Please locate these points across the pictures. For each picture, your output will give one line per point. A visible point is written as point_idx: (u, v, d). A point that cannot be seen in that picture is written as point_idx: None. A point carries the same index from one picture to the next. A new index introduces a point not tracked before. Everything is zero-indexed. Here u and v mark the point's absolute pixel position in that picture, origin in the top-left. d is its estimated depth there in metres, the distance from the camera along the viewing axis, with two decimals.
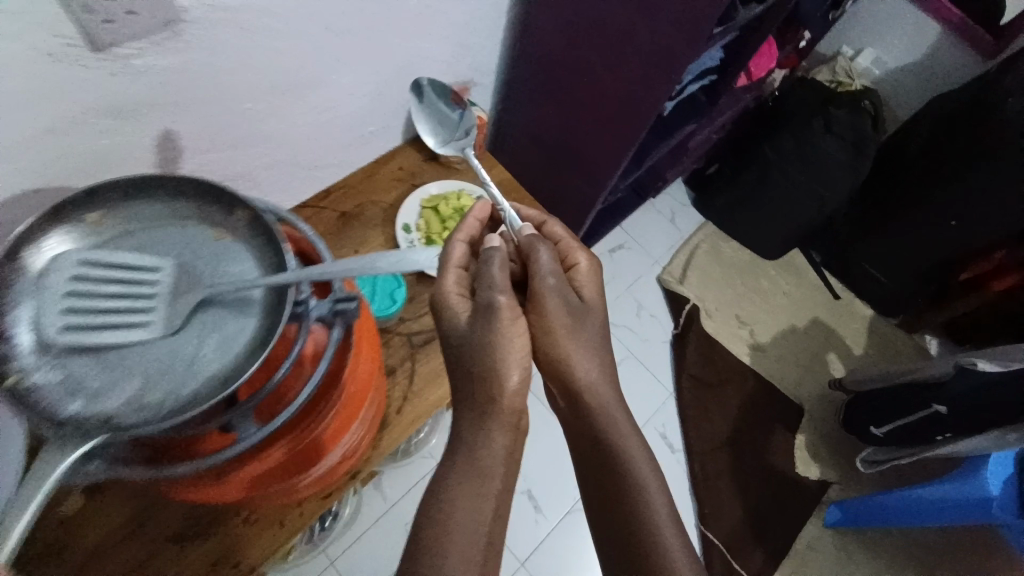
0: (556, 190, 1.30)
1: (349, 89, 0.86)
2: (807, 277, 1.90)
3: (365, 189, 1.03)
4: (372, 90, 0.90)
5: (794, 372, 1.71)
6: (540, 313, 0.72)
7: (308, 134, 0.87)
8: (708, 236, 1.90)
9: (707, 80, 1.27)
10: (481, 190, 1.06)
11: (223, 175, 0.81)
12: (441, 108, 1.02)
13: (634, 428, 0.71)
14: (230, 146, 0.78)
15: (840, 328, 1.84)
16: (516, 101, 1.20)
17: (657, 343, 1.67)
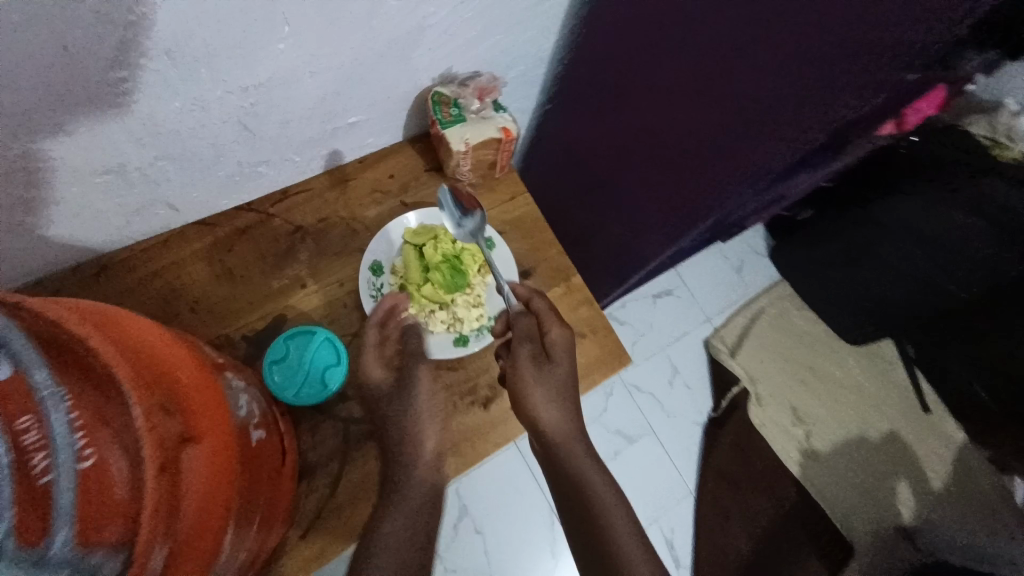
0: (599, 230, 0.98)
1: (302, 67, 0.57)
2: (893, 374, 1.49)
3: (335, 198, 0.75)
4: (344, 69, 0.60)
5: (846, 494, 1.38)
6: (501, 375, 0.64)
7: (241, 122, 0.59)
8: (779, 299, 1.52)
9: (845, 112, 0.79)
10: (494, 231, 0.76)
11: (99, 167, 0.55)
12: (454, 106, 0.72)
13: (617, 504, 0.62)
14: (104, 131, 0.52)
15: (921, 452, 1.44)
16: (569, 106, 0.88)
17: (686, 423, 1.37)
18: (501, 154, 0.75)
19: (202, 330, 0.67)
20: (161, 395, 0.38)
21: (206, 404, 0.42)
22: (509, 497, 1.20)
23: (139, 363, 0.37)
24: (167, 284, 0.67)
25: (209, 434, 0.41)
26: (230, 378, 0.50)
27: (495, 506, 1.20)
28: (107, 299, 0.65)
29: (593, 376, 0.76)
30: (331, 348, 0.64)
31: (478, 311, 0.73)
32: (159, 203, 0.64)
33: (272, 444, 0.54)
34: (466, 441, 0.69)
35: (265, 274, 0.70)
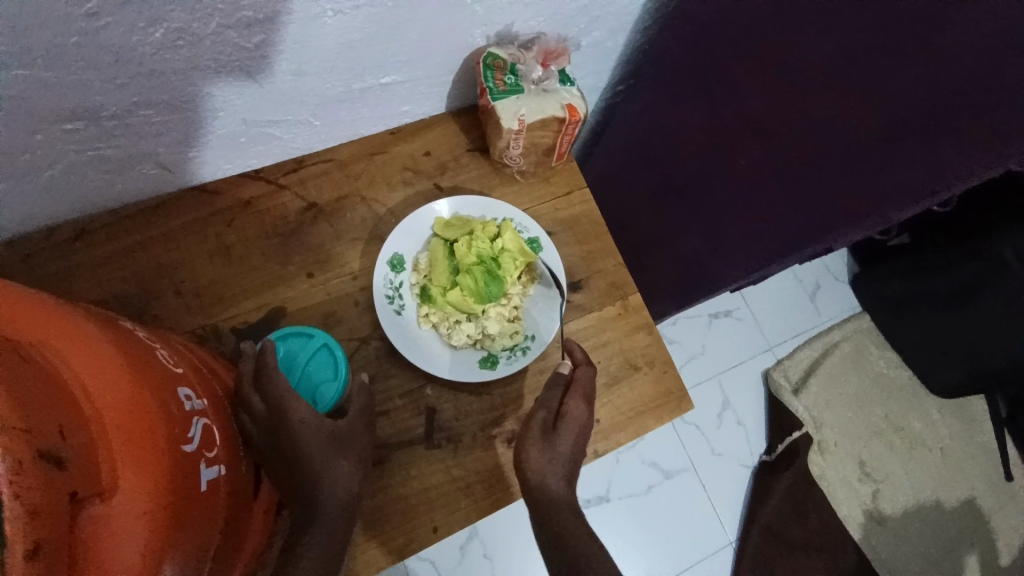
0: (664, 238, 0.83)
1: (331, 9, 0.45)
2: (981, 435, 1.30)
3: (358, 174, 0.63)
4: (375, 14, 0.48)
5: (914, 566, 1.21)
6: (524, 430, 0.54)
7: (245, 69, 0.47)
8: (856, 333, 1.32)
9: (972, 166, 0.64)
10: (540, 230, 0.62)
11: (65, 112, 0.44)
12: (510, 72, 0.58)
13: None
14: (64, 63, 0.40)
15: (1001, 526, 1.25)
16: (648, 88, 0.73)
17: (734, 463, 1.21)
18: (561, 139, 0.61)
19: (187, 317, 0.56)
20: (53, 435, 0.27)
21: (132, 439, 0.31)
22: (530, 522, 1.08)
23: (23, 388, 0.26)
24: (152, 258, 0.57)
25: (127, 485, 0.29)
26: (188, 391, 0.39)
27: (511, 532, 1.07)
28: (81, 270, 0.55)
29: (644, 421, 0.62)
30: (329, 360, 0.55)
31: (513, 326, 0.60)
32: (147, 160, 0.53)
33: (242, 474, 0.43)
34: (482, 483, 0.57)
35: (266, 257, 0.59)
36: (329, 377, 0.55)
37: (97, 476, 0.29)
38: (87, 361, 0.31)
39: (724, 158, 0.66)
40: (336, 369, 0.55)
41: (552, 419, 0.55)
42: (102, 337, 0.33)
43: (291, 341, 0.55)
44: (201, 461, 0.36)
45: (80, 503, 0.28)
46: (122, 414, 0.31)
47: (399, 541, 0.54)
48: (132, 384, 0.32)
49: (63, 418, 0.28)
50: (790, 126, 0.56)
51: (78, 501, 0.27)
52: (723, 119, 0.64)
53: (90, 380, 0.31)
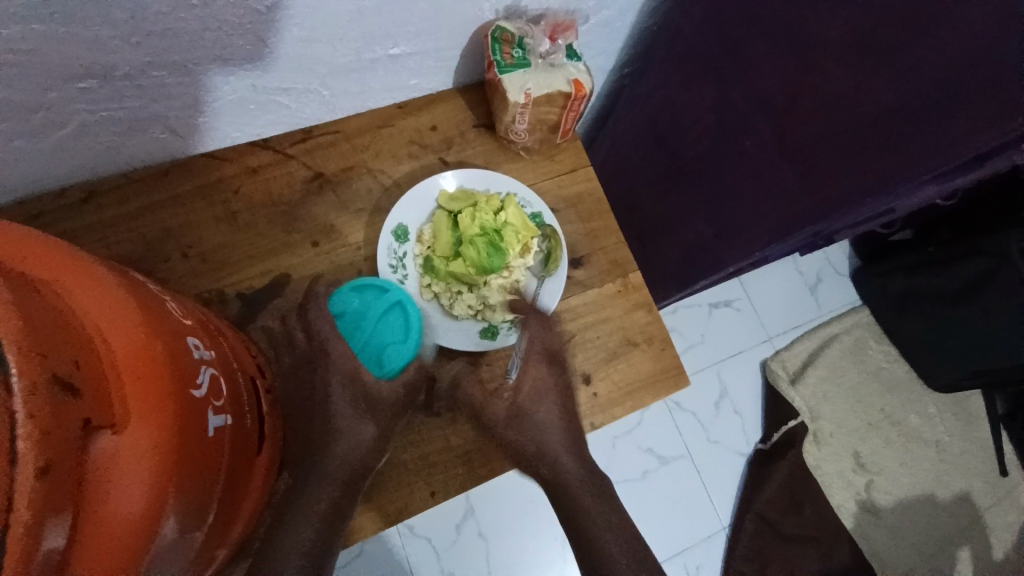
0: (667, 221, 0.83)
1: None
2: (977, 431, 1.31)
3: (364, 146, 0.64)
4: None
5: (906, 559, 1.22)
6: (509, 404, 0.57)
7: (257, 33, 0.48)
8: (855, 326, 1.33)
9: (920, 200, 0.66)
10: (544, 206, 0.63)
11: (78, 69, 0.45)
12: (518, 47, 0.58)
13: None
14: (80, 19, 0.41)
15: (995, 521, 1.26)
16: (656, 69, 0.73)
17: (729, 451, 1.22)
18: (566, 115, 0.61)
19: (193, 280, 0.57)
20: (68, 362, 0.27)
21: (142, 378, 0.32)
22: (528, 502, 1.09)
23: (40, 315, 0.27)
24: (161, 221, 0.58)
25: (137, 418, 0.31)
26: (198, 342, 0.40)
27: (507, 512, 1.09)
28: (91, 229, 0.56)
29: (641, 396, 0.63)
30: (401, 319, 0.57)
31: (514, 299, 0.61)
32: (158, 123, 0.54)
33: (247, 428, 0.44)
34: (480, 451, 0.58)
35: (273, 224, 0.60)
36: (397, 338, 0.58)
37: (109, 407, 0.30)
38: (101, 301, 0.32)
39: (730, 139, 0.66)
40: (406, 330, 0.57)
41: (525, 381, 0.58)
42: (114, 281, 0.34)
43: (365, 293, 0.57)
44: (210, 407, 0.38)
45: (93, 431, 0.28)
46: (134, 354, 0.32)
47: (397, 505, 0.55)
48: (143, 327, 0.33)
49: (77, 348, 0.28)
50: (797, 104, 0.56)
51: (91, 428, 0.28)
52: (733, 100, 0.64)
53: (103, 321, 0.32)
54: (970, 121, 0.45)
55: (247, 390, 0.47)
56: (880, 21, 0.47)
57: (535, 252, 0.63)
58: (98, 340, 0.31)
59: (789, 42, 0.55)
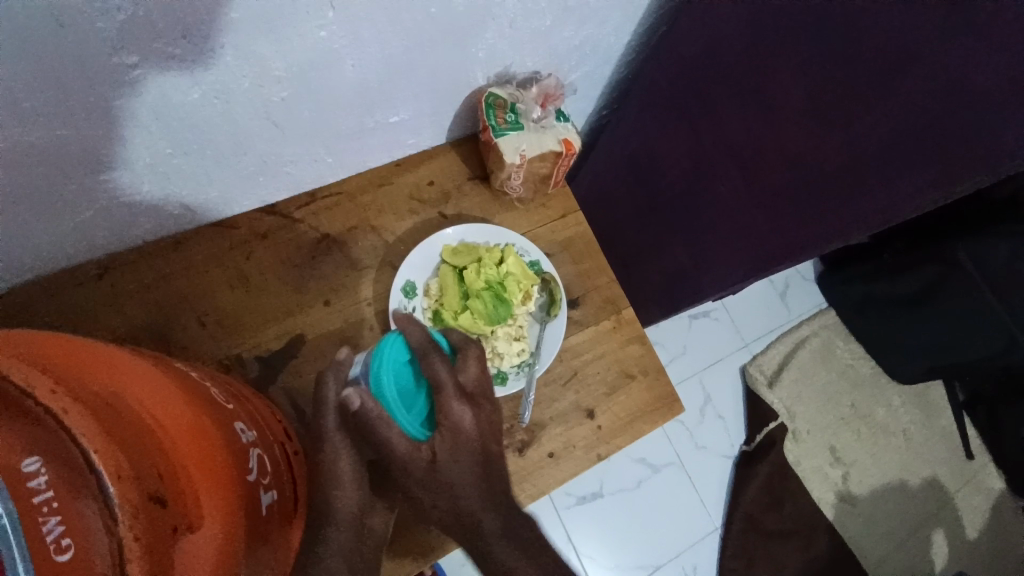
0: (651, 251, 0.88)
1: (349, 73, 0.50)
2: (940, 419, 1.41)
3: (367, 204, 0.67)
4: (384, 71, 0.52)
5: (883, 544, 1.30)
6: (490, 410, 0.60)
7: (271, 116, 0.51)
8: (823, 327, 1.42)
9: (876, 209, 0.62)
10: (541, 253, 0.68)
11: (102, 161, 0.47)
12: (511, 111, 0.62)
13: None
14: (108, 119, 0.43)
15: (960, 501, 1.37)
16: (634, 114, 0.79)
17: (716, 455, 1.28)
18: (558, 168, 0.66)
19: (212, 346, 0.59)
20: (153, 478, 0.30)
21: (210, 475, 0.35)
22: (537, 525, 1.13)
23: (129, 435, 0.30)
24: (177, 291, 0.60)
25: (210, 516, 0.33)
26: (242, 425, 0.42)
27: None
28: (109, 303, 0.58)
29: (639, 425, 0.68)
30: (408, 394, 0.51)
31: (519, 345, 0.66)
32: (171, 200, 0.56)
33: (287, 494, 0.47)
34: None
35: (286, 287, 0.63)
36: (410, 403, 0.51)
37: (187, 511, 0.32)
38: (166, 404, 0.34)
39: (706, 181, 0.72)
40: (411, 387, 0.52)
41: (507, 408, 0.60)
42: (170, 382, 0.37)
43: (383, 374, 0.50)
44: (259, 488, 0.40)
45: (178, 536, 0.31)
46: (198, 453, 0.35)
47: None
48: (201, 425, 0.36)
49: (156, 462, 0.31)
50: (766, 155, 0.62)
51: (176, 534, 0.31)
52: (707, 147, 0.70)
53: (174, 422, 0.35)
54: (917, 177, 0.51)
55: (283, 457, 0.50)
56: (833, 87, 0.54)
57: (536, 297, 0.67)
58: (170, 442, 0.34)
59: (755, 99, 0.61)
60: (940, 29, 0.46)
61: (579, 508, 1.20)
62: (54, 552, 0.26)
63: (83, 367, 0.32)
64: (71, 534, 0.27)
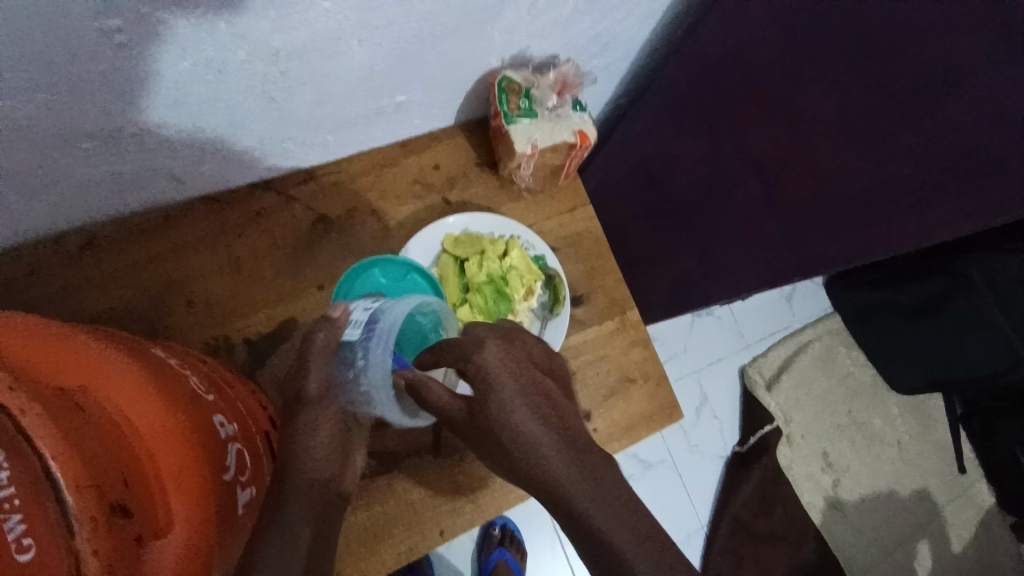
0: (660, 250, 0.86)
1: (342, 51, 0.46)
2: (936, 431, 1.40)
3: (368, 186, 0.64)
4: (374, 45, 0.47)
5: (868, 552, 1.31)
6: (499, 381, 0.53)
7: (268, 94, 0.48)
8: (827, 333, 1.39)
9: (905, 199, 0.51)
10: (547, 248, 0.65)
11: (85, 132, 0.44)
12: (525, 97, 0.59)
13: None
14: (90, 90, 0.40)
15: (949, 514, 1.37)
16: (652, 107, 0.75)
17: (709, 456, 1.27)
18: (569, 161, 0.63)
19: (199, 329, 0.57)
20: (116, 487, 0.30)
21: (182, 479, 0.34)
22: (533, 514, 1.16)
23: (96, 443, 0.29)
24: (163, 269, 0.57)
25: (180, 523, 0.33)
26: (223, 418, 0.40)
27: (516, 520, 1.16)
28: (91, 280, 0.55)
29: (636, 431, 0.66)
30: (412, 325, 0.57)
31: None
32: (160, 173, 0.53)
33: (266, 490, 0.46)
34: (486, 490, 0.60)
35: (278, 270, 0.60)
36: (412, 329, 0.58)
37: (154, 518, 0.32)
38: (136, 404, 0.33)
39: (724, 185, 0.69)
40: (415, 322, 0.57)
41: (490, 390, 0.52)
42: (143, 374, 0.34)
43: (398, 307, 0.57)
44: (238, 486, 0.39)
45: (144, 544, 0.31)
46: (170, 456, 0.33)
47: (407, 547, 0.58)
48: (175, 424, 0.34)
49: (121, 468, 0.30)
50: (789, 164, 0.59)
51: (141, 542, 0.31)
52: (728, 150, 0.67)
53: (155, 424, 0.34)
54: (954, 203, 0.48)
55: (266, 449, 0.48)
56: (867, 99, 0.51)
57: (539, 294, 0.65)
58: (148, 444, 0.33)
59: (782, 104, 0.58)
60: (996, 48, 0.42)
61: None
62: (17, 551, 0.24)
63: (50, 365, 0.31)
64: (33, 534, 0.25)
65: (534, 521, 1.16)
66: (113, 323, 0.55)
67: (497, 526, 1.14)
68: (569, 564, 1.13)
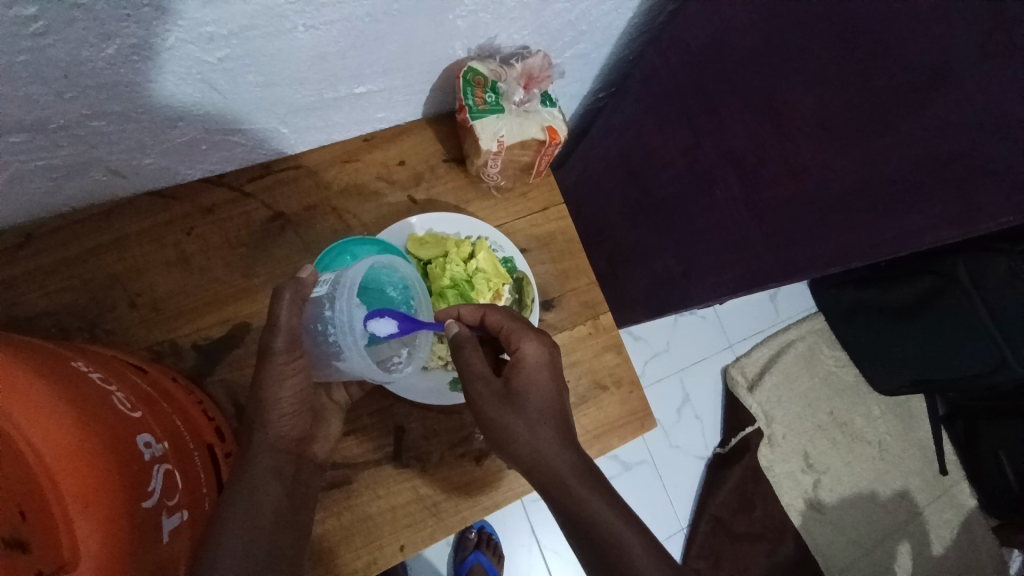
0: (638, 251, 0.83)
1: (287, 32, 0.43)
2: (918, 431, 1.40)
3: (329, 181, 0.61)
4: (320, 26, 0.44)
5: (848, 552, 1.30)
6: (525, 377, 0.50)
7: (207, 81, 0.44)
8: (811, 332, 1.38)
9: (888, 204, 0.48)
10: (515, 250, 0.63)
11: (9, 125, 0.40)
12: (491, 90, 0.56)
13: None
14: (8, 79, 0.37)
15: (929, 514, 1.37)
16: (630, 101, 0.73)
17: (690, 456, 1.26)
18: (540, 158, 0.61)
19: (145, 330, 0.54)
20: (10, 521, 0.28)
21: (92, 507, 0.31)
22: (509, 513, 1.15)
23: None
24: (105, 267, 0.54)
25: (88, 554, 0.30)
26: (149, 437, 0.38)
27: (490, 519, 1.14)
28: (26, 279, 0.51)
29: (608, 438, 0.64)
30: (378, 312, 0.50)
31: None
32: (97, 166, 0.49)
33: (204, 509, 0.43)
34: (449, 501, 0.58)
35: (230, 269, 0.57)
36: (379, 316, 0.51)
37: (57, 552, 0.29)
38: (41, 425, 0.31)
39: (702, 185, 0.67)
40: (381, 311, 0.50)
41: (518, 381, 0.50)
42: (50, 391, 0.32)
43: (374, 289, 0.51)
44: (161, 511, 0.37)
45: None
46: (81, 482, 0.31)
47: (365, 561, 0.55)
48: (88, 448, 0.32)
49: (17, 498, 0.28)
50: (766, 163, 0.57)
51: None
52: (706, 147, 0.64)
53: (62, 444, 0.31)
54: (937, 211, 0.45)
55: (205, 462, 0.45)
56: (845, 97, 0.49)
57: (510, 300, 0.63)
58: (54, 466, 0.30)
59: (761, 99, 0.56)
60: (977, 46, 0.40)
61: (546, 502, 1.14)
62: None
63: None
64: None
65: (510, 521, 1.14)
66: (48, 325, 0.51)
67: (473, 529, 1.12)
68: (545, 565, 1.12)
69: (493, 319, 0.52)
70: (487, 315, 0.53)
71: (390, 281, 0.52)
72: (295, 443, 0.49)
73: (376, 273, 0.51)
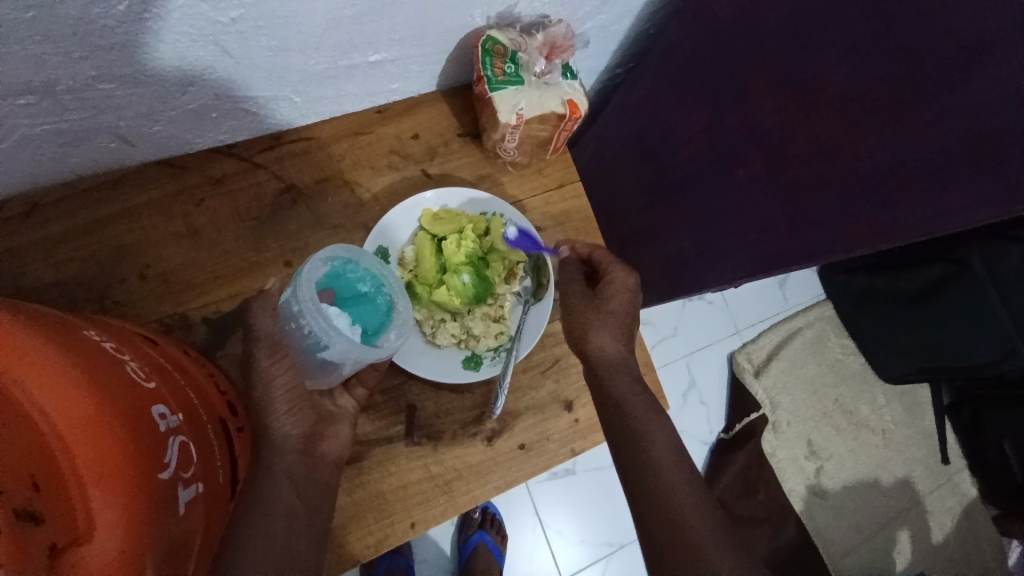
0: (652, 231, 0.82)
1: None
2: (923, 420, 1.40)
3: (341, 154, 0.59)
4: None
5: (849, 538, 1.31)
6: (603, 296, 0.57)
7: (219, 44, 0.43)
8: (819, 319, 1.37)
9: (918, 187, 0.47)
10: (530, 225, 0.61)
11: (15, 86, 0.39)
12: (511, 60, 0.55)
13: None
14: (16, 37, 0.35)
15: (931, 501, 1.38)
16: (650, 76, 0.71)
17: (695, 441, 1.26)
18: (559, 132, 0.59)
19: (152, 304, 0.53)
20: (26, 491, 0.27)
21: (108, 480, 0.30)
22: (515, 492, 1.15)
23: None
24: (112, 237, 0.52)
25: (104, 528, 0.30)
26: (165, 408, 0.38)
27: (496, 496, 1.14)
28: (33, 248, 0.50)
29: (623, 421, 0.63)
30: (365, 306, 0.47)
31: (498, 327, 0.61)
32: (105, 132, 0.48)
33: (219, 483, 0.43)
34: (461, 479, 0.58)
35: (239, 242, 0.56)
36: (362, 311, 0.47)
37: (73, 524, 0.29)
38: (55, 392, 0.30)
39: (723, 163, 0.65)
40: (365, 304, 0.47)
41: (604, 292, 0.57)
42: (66, 358, 0.31)
43: (346, 287, 0.48)
44: (177, 484, 0.36)
45: (61, 554, 0.28)
46: (97, 453, 0.30)
47: (375, 537, 0.55)
48: (103, 417, 0.31)
49: (32, 467, 0.27)
50: (794, 141, 0.55)
51: (57, 553, 0.28)
52: (728, 127, 0.63)
53: (76, 413, 0.30)
54: (968, 194, 0.44)
55: (218, 436, 0.44)
56: (879, 74, 0.47)
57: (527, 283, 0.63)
58: (66, 440, 0.29)
59: (792, 75, 0.54)
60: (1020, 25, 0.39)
61: (551, 483, 1.15)
62: None
63: None
64: None
65: (516, 499, 1.15)
66: (56, 295, 0.50)
67: (477, 509, 1.11)
68: (548, 543, 1.13)
69: (601, 254, 0.59)
70: (595, 252, 0.60)
71: (359, 277, 0.48)
72: (310, 421, 0.48)
73: (341, 272, 0.48)
